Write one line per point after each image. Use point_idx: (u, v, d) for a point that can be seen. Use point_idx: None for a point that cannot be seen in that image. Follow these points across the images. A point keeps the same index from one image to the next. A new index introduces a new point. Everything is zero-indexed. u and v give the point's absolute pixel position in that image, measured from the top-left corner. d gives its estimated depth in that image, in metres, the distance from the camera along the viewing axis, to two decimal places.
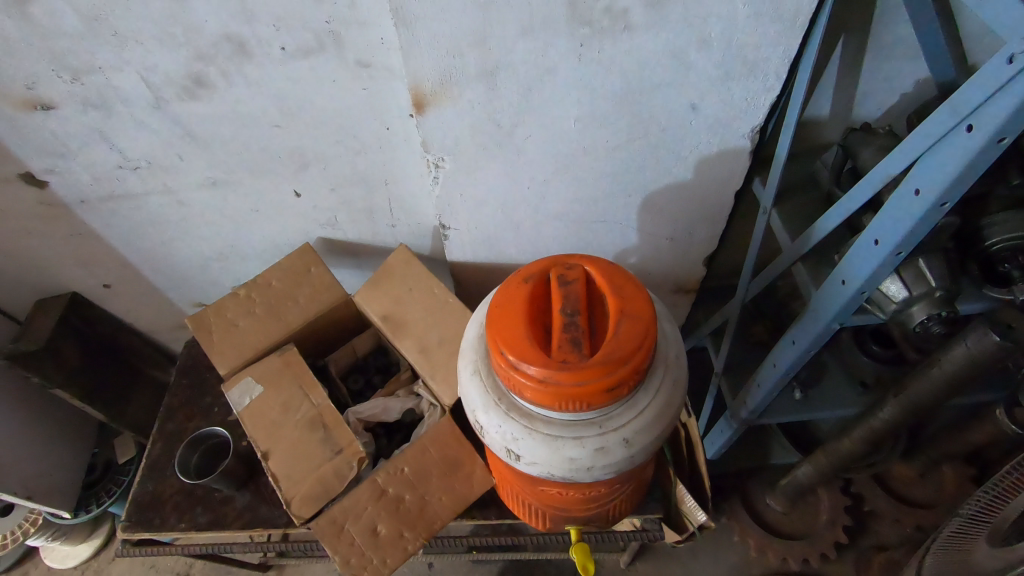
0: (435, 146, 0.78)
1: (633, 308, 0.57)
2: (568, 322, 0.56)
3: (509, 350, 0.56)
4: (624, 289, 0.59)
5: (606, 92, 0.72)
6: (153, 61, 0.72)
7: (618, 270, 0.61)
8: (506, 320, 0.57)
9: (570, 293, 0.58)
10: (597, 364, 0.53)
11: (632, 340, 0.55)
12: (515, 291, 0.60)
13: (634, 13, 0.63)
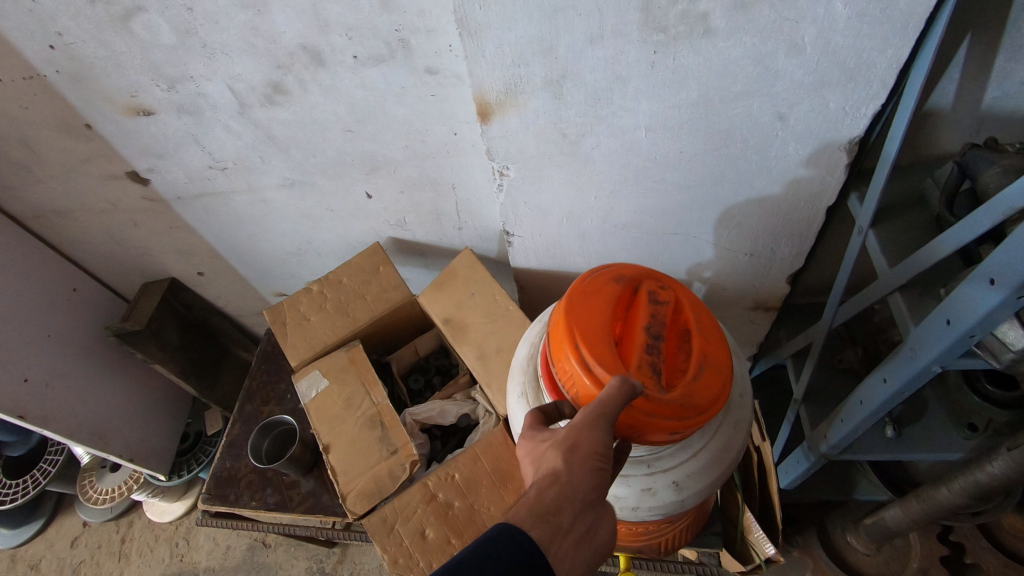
0: (499, 154, 0.76)
1: (716, 357, 0.53)
2: (649, 344, 0.52)
3: (581, 348, 0.51)
4: (711, 333, 0.55)
5: (681, 100, 0.67)
6: (237, 70, 0.75)
7: (707, 309, 0.57)
8: (585, 316, 0.53)
9: (657, 313, 0.54)
10: (670, 403, 0.49)
11: (707, 390, 0.51)
12: (601, 288, 0.55)
13: (715, 17, 0.58)
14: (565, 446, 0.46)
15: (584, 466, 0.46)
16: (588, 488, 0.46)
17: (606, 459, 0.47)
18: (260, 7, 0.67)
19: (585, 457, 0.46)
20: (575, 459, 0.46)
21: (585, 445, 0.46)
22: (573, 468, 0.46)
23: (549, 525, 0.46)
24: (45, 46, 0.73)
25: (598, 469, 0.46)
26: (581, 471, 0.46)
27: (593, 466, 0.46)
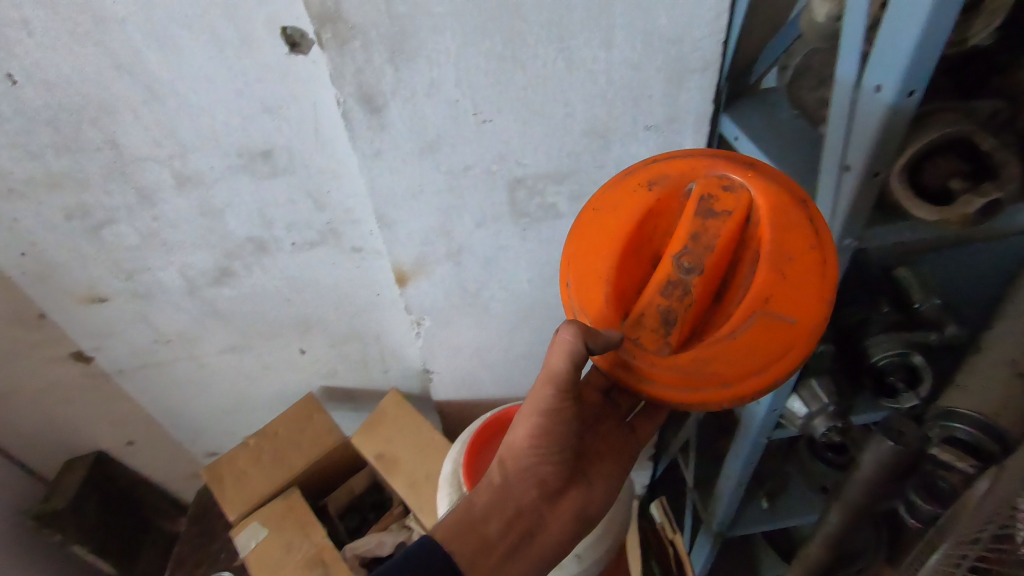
0: (416, 309, 0.95)
1: (786, 306, 0.52)
2: (672, 287, 0.55)
3: (582, 287, 0.58)
4: (789, 273, 0.52)
5: (548, 259, 0.91)
6: (190, 260, 0.91)
7: (801, 231, 0.53)
8: (596, 249, 0.58)
9: (697, 251, 0.55)
10: (678, 370, 0.52)
11: (750, 356, 0.51)
12: (629, 211, 0.58)
13: (561, 205, 0.84)
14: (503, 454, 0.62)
15: (517, 471, 0.62)
16: (523, 486, 0.62)
17: (536, 464, 0.61)
18: (217, 213, 0.85)
19: (523, 453, 0.60)
20: (508, 465, 0.62)
21: (515, 455, 0.61)
22: (508, 473, 0.62)
23: (485, 525, 0.61)
24: (17, 253, 0.85)
25: (527, 475, 0.62)
26: (516, 475, 0.62)
27: (522, 469, 0.62)
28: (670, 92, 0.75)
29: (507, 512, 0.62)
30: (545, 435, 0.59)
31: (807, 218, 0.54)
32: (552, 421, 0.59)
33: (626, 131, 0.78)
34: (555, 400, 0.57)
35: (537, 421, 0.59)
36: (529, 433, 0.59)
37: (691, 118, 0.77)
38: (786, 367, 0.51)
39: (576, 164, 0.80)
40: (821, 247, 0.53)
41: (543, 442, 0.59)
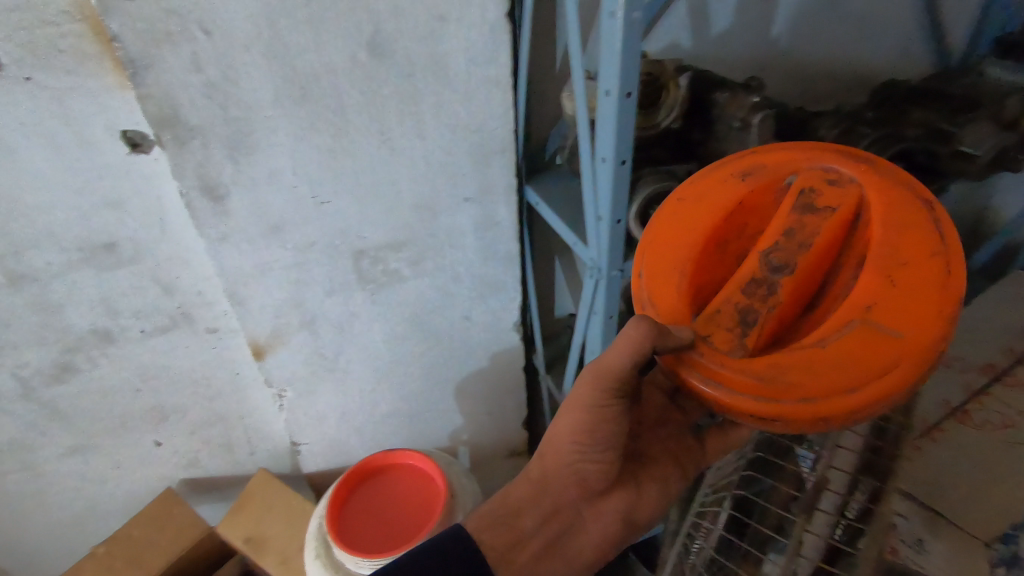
0: (276, 381, 1.00)
1: (893, 319, 0.45)
2: (752, 285, 0.50)
3: (652, 281, 0.55)
4: (899, 280, 0.47)
5: (399, 319, 1.02)
6: (25, 360, 0.89)
7: (919, 234, 0.48)
8: (669, 238, 0.56)
9: (788, 247, 0.50)
10: (754, 376, 0.46)
11: (842, 370, 0.45)
12: (715, 201, 0.56)
13: (403, 270, 0.97)
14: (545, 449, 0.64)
15: (563, 468, 0.63)
16: (565, 484, 0.63)
17: (580, 463, 0.62)
18: (56, 308, 0.85)
19: (567, 449, 0.61)
20: (552, 461, 0.63)
21: (557, 453, 0.63)
22: (555, 470, 0.63)
23: (518, 518, 0.63)
24: None
25: (573, 471, 0.63)
26: (562, 472, 0.63)
27: (567, 466, 0.63)
28: (480, 171, 0.92)
29: (541, 509, 0.63)
30: (588, 433, 0.59)
31: (922, 220, 0.49)
32: (599, 419, 0.58)
33: (449, 204, 0.93)
34: (603, 395, 0.57)
35: (583, 416, 0.59)
36: (575, 429, 0.60)
37: (501, 191, 0.95)
38: (893, 386, 0.44)
39: (411, 233, 0.93)
40: (942, 252, 0.47)
41: (589, 439, 0.60)
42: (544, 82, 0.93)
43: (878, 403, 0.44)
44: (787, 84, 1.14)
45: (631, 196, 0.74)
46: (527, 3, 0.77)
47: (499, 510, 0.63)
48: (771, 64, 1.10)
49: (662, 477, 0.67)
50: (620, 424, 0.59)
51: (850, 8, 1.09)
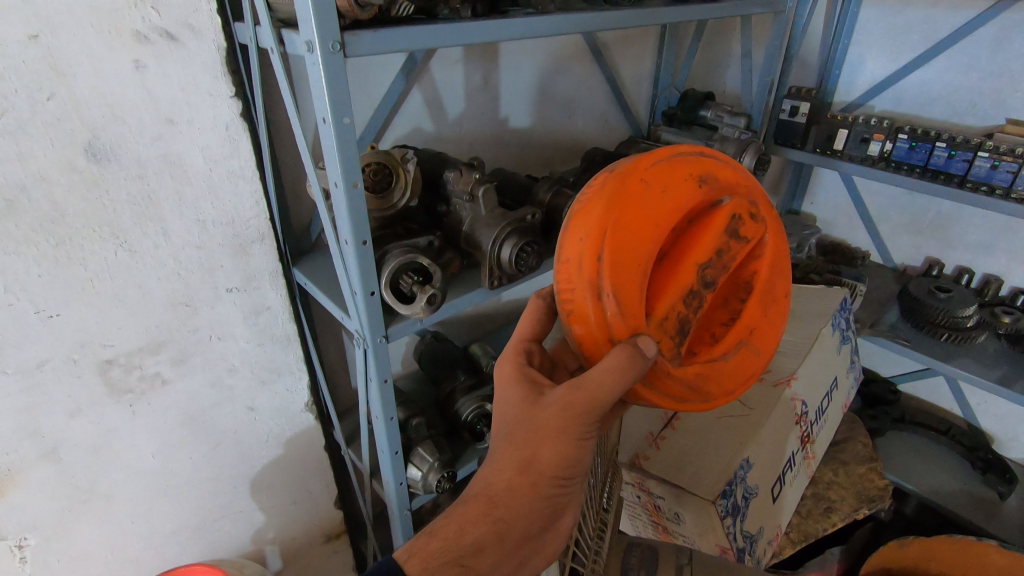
0: (11, 531, 0.86)
1: (756, 344, 0.73)
2: (693, 298, 0.65)
3: (623, 280, 0.59)
4: (766, 313, 0.73)
5: (168, 426, 0.95)
6: None
7: (785, 283, 0.75)
8: (638, 226, 0.60)
9: (719, 271, 0.66)
10: (686, 383, 0.65)
11: (728, 378, 0.70)
12: (679, 200, 0.63)
13: (165, 373, 0.91)
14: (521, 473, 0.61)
15: (535, 496, 0.62)
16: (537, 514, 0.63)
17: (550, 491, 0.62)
18: None
19: (550, 481, 0.61)
20: (529, 487, 0.61)
21: (534, 483, 0.61)
22: (529, 497, 0.61)
23: (477, 557, 0.60)
24: None
25: (542, 500, 0.62)
26: (533, 500, 0.62)
27: (539, 493, 0.62)
28: (240, 261, 0.92)
29: (505, 545, 0.61)
30: (566, 464, 0.61)
31: (783, 269, 0.75)
32: (577, 451, 0.60)
33: (209, 297, 0.91)
34: (586, 428, 0.59)
35: (567, 449, 0.60)
36: (557, 462, 0.60)
37: (267, 277, 0.97)
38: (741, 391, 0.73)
39: (169, 334, 0.89)
40: (784, 299, 0.76)
41: (566, 472, 0.61)
42: (296, 171, 0.99)
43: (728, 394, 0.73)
44: (520, 154, 1.36)
45: (380, 268, 0.80)
46: (258, 104, 0.83)
47: (454, 552, 0.59)
48: (503, 140, 1.30)
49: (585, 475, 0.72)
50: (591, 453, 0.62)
51: (556, 92, 1.35)
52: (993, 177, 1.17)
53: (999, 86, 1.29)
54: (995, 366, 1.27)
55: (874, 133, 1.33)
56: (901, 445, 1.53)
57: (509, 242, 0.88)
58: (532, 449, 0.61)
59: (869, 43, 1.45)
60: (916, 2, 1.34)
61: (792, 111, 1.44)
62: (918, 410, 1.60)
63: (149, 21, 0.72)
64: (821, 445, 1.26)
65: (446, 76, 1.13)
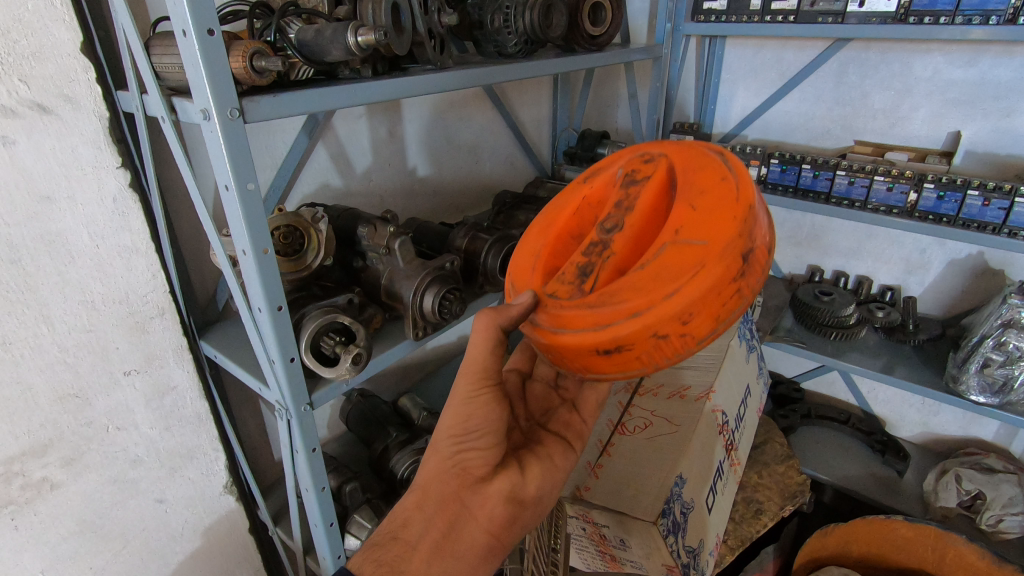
0: None
1: (694, 233, 0.54)
2: (594, 244, 0.61)
3: (519, 274, 0.68)
4: (698, 203, 0.56)
5: (61, 536, 0.84)
6: None
7: (714, 170, 0.58)
8: (535, 235, 0.70)
9: (619, 211, 0.61)
10: (588, 309, 0.55)
11: (661, 280, 0.53)
12: (572, 197, 0.70)
13: (55, 475, 0.81)
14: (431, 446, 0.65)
15: (444, 461, 0.63)
16: (448, 480, 0.62)
17: (458, 454, 0.63)
18: None
19: (447, 443, 0.64)
20: (435, 455, 0.64)
21: (439, 450, 0.64)
22: (438, 463, 0.63)
23: (404, 529, 0.62)
24: None
25: (454, 466, 0.63)
26: (444, 465, 0.63)
27: (447, 459, 0.63)
28: (137, 341, 0.85)
29: (427, 511, 0.62)
30: (469, 425, 0.63)
31: (711, 160, 0.60)
32: (471, 409, 0.63)
33: (104, 384, 0.83)
34: (472, 386, 0.64)
35: (461, 408, 0.64)
36: (452, 421, 0.63)
37: (170, 354, 0.90)
38: (699, 285, 0.51)
39: (57, 432, 0.80)
40: (729, 179, 0.57)
41: (463, 430, 0.63)
42: (195, 238, 0.93)
43: (697, 299, 0.51)
44: (432, 202, 1.37)
45: (299, 333, 0.77)
46: (148, 173, 0.78)
47: (386, 528, 0.63)
48: (413, 189, 1.31)
49: (546, 453, 0.70)
50: (494, 411, 0.64)
51: (461, 140, 1.39)
52: (851, 193, 1.33)
53: (844, 112, 1.48)
54: (877, 356, 1.43)
55: (750, 160, 1.47)
56: (812, 439, 1.65)
57: (431, 291, 0.88)
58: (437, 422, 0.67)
59: (735, 82, 1.62)
60: (769, 44, 1.53)
61: (679, 144, 1.58)
62: (820, 404, 1.75)
63: (16, 94, 0.67)
64: (744, 450, 1.34)
65: (350, 131, 1.13)
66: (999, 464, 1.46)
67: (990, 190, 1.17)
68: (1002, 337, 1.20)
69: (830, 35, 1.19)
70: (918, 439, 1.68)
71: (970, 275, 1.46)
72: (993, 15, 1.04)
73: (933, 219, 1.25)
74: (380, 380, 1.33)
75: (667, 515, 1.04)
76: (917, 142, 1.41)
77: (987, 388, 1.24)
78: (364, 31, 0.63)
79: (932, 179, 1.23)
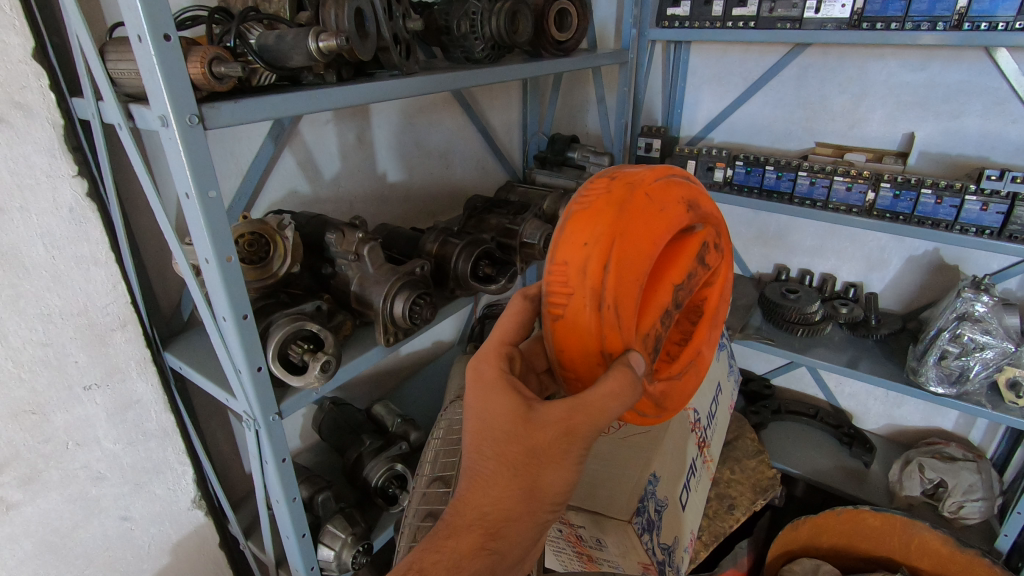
0: None
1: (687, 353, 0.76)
2: (662, 316, 0.66)
3: (623, 289, 0.55)
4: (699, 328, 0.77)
5: (19, 558, 0.81)
6: None
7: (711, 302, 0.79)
8: (642, 240, 0.56)
9: (681, 292, 0.68)
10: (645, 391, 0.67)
11: (670, 385, 0.73)
12: (676, 221, 0.62)
13: (12, 495, 0.78)
14: (514, 497, 0.57)
15: (528, 518, 0.58)
16: (527, 540, 0.59)
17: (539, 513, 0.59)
18: None
19: (541, 507, 0.58)
20: (521, 511, 0.57)
21: (525, 507, 0.57)
22: (523, 520, 0.58)
23: None
24: None
25: (533, 524, 0.59)
26: (527, 522, 0.58)
27: (532, 514, 0.58)
28: (97, 354, 0.83)
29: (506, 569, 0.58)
30: (566, 488, 0.59)
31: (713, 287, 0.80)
32: (573, 474, 0.59)
33: (63, 399, 0.81)
34: (583, 453, 0.58)
35: (567, 473, 0.58)
36: (555, 488, 0.58)
37: (133, 366, 0.88)
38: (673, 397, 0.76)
39: (13, 449, 0.77)
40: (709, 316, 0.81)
41: (560, 496, 0.59)
42: (156, 249, 0.91)
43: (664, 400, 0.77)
44: (403, 207, 1.36)
45: (266, 341, 0.76)
46: (106, 181, 0.76)
47: None
48: (384, 195, 1.30)
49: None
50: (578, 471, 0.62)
51: (431, 145, 1.39)
52: (813, 193, 1.37)
53: (805, 115, 1.53)
54: (842, 351, 1.47)
55: (716, 162, 1.50)
56: (782, 433, 1.69)
57: (401, 297, 0.87)
58: (521, 468, 0.56)
59: (700, 86, 1.66)
60: (732, 49, 1.57)
61: (647, 147, 1.61)
62: (789, 400, 1.79)
63: None
64: (716, 446, 1.36)
65: (317, 137, 1.12)
66: (958, 452, 1.51)
67: (943, 188, 1.22)
68: (957, 329, 1.25)
69: (789, 40, 1.23)
70: (883, 431, 1.73)
71: (927, 271, 1.51)
72: (940, 21, 1.09)
73: (891, 216, 1.30)
74: (353, 388, 1.31)
75: (641, 515, 1.01)
76: (874, 143, 1.46)
77: (945, 378, 1.28)
78: (325, 36, 0.63)
79: (889, 179, 1.28)
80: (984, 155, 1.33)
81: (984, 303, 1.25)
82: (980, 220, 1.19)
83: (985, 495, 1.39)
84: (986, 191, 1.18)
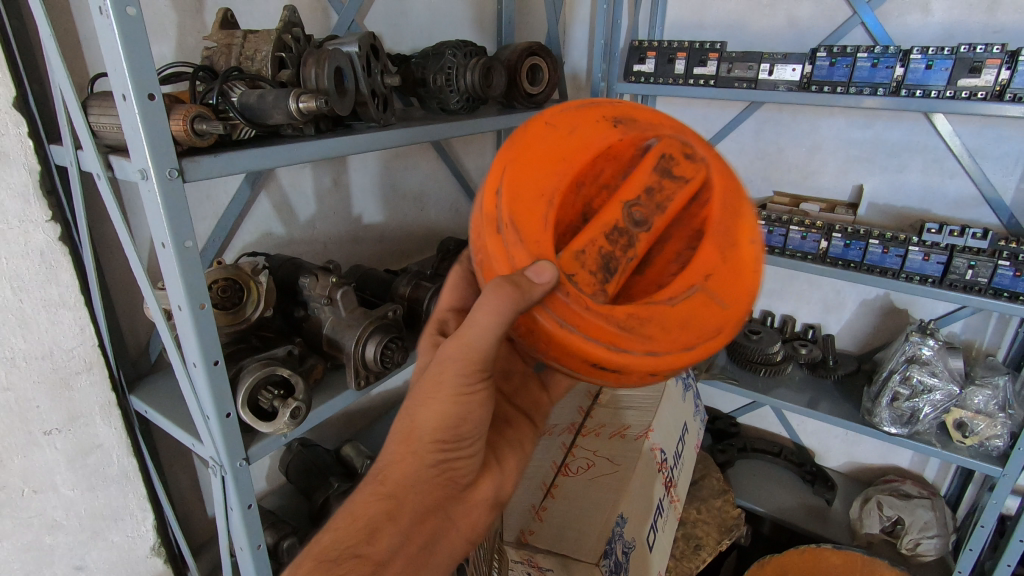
0: None
1: (717, 290, 0.56)
2: (618, 234, 0.55)
3: (520, 205, 0.54)
4: (728, 258, 0.58)
5: None
6: None
7: (748, 222, 0.60)
8: (542, 159, 0.56)
9: (648, 205, 0.57)
10: (613, 325, 0.51)
11: (682, 328, 0.53)
12: (594, 137, 0.59)
13: None
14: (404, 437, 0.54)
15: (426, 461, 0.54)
16: (429, 490, 0.54)
17: (441, 456, 0.54)
18: None
19: (429, 449, 0.53)
20: (413, 451, 0.54)
21: (417, 448, 0.53)
22: (416, 459, 0.53)
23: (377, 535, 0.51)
24: None
25: (431, 469, 0.54)
26: (425, 464, 0.54)
27: (428, 452, 0.53)
28: (60, 398, 0.82)
29: (404, 526, 0.52)
30: (459, 429, 0.53)
31: (749, 210, 0.61)
32: (464, 409, 0.53)
33: (22, 444, 0.79)
34: (466, 380, 0.52)
35: (452, 408, 0.53)
36: (437, 423, 0.53)
37: (96, 411, 0.86)
38: (709, 349, 0.54)
39: None
40: (757, 243, 0.60)
41: (452, 435, 0.53)
42: (127, 290, 0.91)
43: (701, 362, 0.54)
44: (377, 248, 1.39)
45: (235, 387, 0.76)
46: (81, 227, 0.77)
47: (343, 542, 0.50)
48: (358, 236, 1.33)
49: (517, 438, 0.66)
50: (488, 409, 0.54)
51: (406, 187, 1.42)
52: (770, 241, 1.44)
53: (764, 165, 1.62)
54: (802, 391, 1.52)
55: None
56: (747, 472, 1.72)
57: (373, 341, 0.89)
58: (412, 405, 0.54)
59: None
60: (695, 103, 1.66)
61: None
62: (755, 438, 1.83)
63: None
64: (683, 486, 1.39)
65: (293, 181, 1.14)
66: (914, 489, 1.56)
67: (888, 239, 1.29)
68: (907, 371, 1.32)
69: (745, 98, 1.32)
70: (844, 468, 1.78)
71: (878, 314, 1.59)
72: (880, 87, 1.19)
73: (842, 264, 1.37)
74: (321, 430, 1.31)
75: (609, 557, 1.03)
76: (827, 193, 1.55)
77: (897, 419, 1.34)
78: (306, 97, 0.66)
79: (840, 230, 1.35)
80: (925, 208, 1.43)
81: (930, 346, 1.32)
82: (923, 269, 1.26)
83: (940, 532, 1.43)
84: (927, 242, 1.26)
